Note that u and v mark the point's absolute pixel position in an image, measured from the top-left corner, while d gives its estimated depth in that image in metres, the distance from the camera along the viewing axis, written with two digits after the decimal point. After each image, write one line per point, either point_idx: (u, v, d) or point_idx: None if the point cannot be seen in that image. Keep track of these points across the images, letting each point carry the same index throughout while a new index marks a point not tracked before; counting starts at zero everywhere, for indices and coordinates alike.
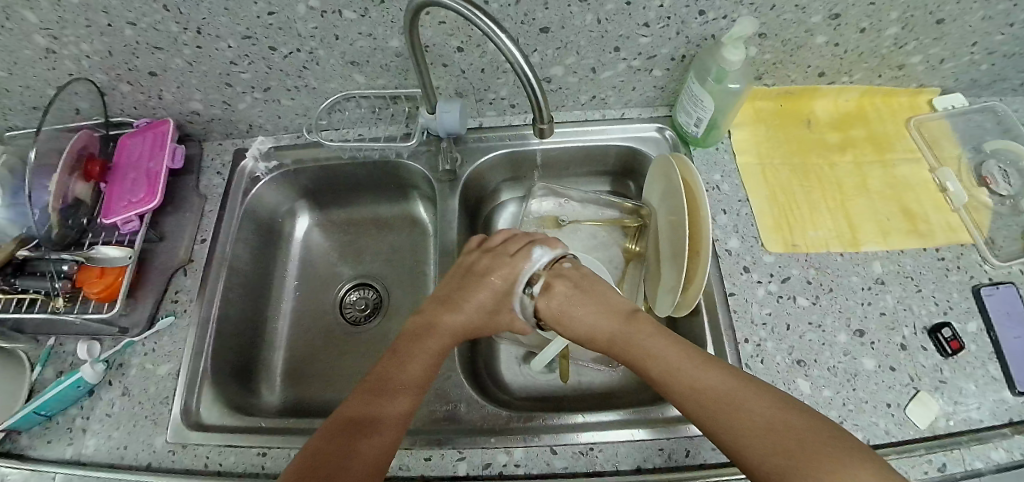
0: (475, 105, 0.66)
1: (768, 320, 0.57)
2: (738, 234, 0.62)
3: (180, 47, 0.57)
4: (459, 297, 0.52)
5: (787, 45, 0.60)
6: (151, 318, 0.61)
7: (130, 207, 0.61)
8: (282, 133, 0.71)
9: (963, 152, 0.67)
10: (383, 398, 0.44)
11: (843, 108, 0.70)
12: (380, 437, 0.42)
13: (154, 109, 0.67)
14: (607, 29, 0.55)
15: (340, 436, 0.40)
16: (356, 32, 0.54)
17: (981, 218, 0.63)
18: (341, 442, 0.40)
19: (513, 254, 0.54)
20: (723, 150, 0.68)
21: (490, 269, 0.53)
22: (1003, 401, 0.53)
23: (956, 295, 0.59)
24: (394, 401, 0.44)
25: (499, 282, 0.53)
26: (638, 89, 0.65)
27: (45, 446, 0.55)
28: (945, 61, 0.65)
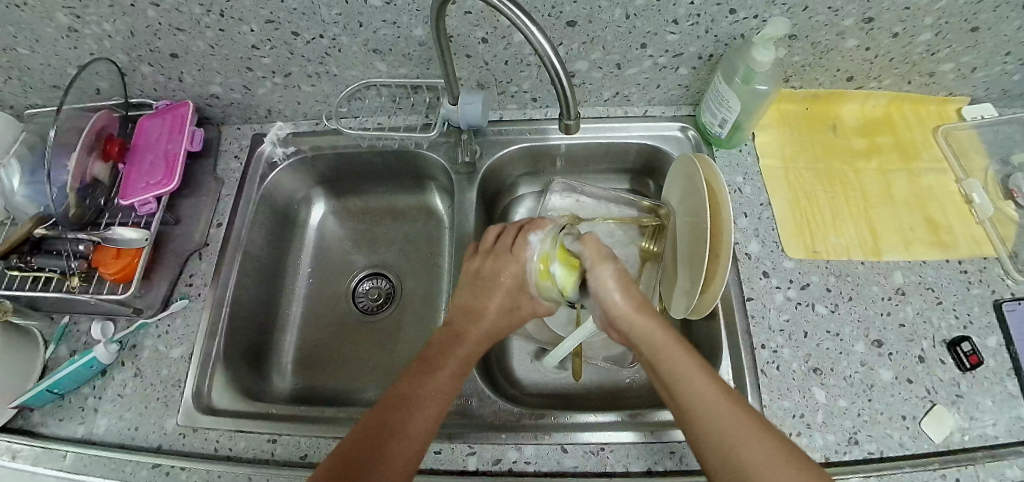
0: (497, 97, 0.65)
1: (785, 327, 0.57)
2: (758, 238, 0.62)
3: (202, 29, 0.56)
4: (478, 303, 0.53)
5: (817, 48, 0.59)
6: (165, 300, 0.61)
7: (148, 189, 0.60)
8: (300, 119, 0.71)
9: (991, 163, 0.66)
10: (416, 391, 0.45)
11: (870, 114, 0.69)
12: (415, 431, 0.43)
13: (174, 91, 0.67)
14: (636, 25, 0.54)
15: (389, 416, 0.43)
16: (380, 20, 0.53)
17: (1007, 231, 0.62)
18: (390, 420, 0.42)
19: (511, 248, 0.54)
20: (746, 152, 0.67)
21: (496, 270, 0.53)
22: (1021, 419, 0.52)
23: (977, 309, 0.58)
24: (428, 389, 0.45)
25: (509, 280, 0.53)
26: (662, 87, 0.64)
27: (58, 423, 0.55)
28: (977, 70, 0.63)
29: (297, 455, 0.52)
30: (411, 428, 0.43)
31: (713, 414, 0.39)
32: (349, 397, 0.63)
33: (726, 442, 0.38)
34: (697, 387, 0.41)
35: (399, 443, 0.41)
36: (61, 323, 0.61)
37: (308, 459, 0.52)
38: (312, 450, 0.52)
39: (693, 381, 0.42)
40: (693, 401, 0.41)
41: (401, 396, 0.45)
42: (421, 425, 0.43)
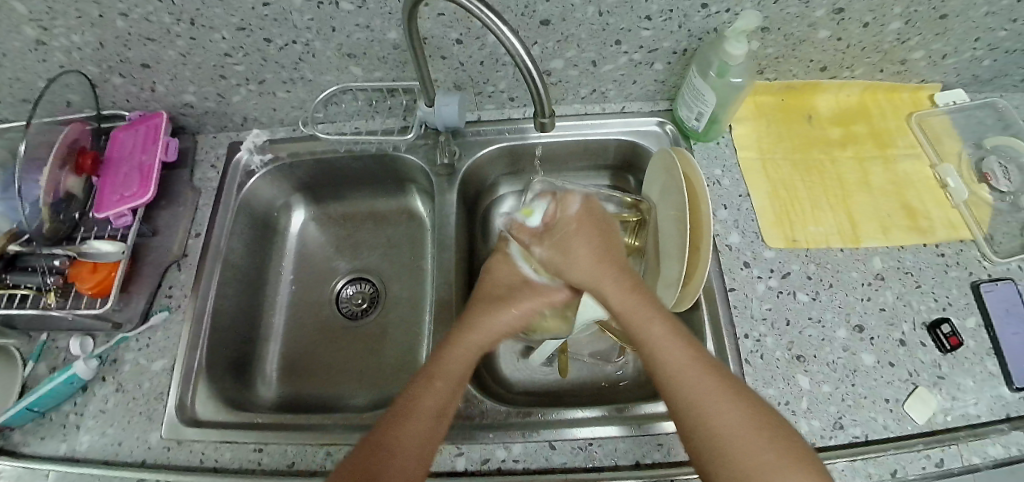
0: (474, 98, 0.65)
1: (767, 316, 0.57)
2: (738, 229, 0.62)
3: (173, 38, 0.56)
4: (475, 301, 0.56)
5: (789, 39, 0.59)
6: (145, 313, 0.60)
7: (123, 201, 0.60)
8: (277, 126, 0.70)
9: (963, 148, 0.67)
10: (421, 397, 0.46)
11: (844, 104, 0.70)
12: (415, 440, 0.43)
13: (147, 101, 0.66)
14: (609, 22, 0.54)
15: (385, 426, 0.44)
16: (353, 23, 0.53)
17: (982, 215, 0.63)
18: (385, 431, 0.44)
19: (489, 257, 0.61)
20: (723, 144, 0.67)
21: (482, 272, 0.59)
22: (1001, 397, 0.53)
23: (955, 291, 0.59)
24: (434, 395, 0.46)
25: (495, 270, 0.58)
26: (638, 83, 0.64)
27: (38, 443, 0.54)
28: (947, 57, 0.64)
29: (283, 464, 0.51)
30: (423, 434, 0.44)
31: (687, 381, 0.42)
32: (336, 404, 0.62)
33: (698, 408, 0.41)
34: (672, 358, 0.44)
35: (396, 455, 0.42)
36: (40, 340, 0.60)
37: (294, 468, 0.51)
38: (299, 457, 0.52)
39: (666, 350, 0.45)
40: (666, 371, 0.44)
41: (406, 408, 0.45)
42: (431, 428, 0.44)
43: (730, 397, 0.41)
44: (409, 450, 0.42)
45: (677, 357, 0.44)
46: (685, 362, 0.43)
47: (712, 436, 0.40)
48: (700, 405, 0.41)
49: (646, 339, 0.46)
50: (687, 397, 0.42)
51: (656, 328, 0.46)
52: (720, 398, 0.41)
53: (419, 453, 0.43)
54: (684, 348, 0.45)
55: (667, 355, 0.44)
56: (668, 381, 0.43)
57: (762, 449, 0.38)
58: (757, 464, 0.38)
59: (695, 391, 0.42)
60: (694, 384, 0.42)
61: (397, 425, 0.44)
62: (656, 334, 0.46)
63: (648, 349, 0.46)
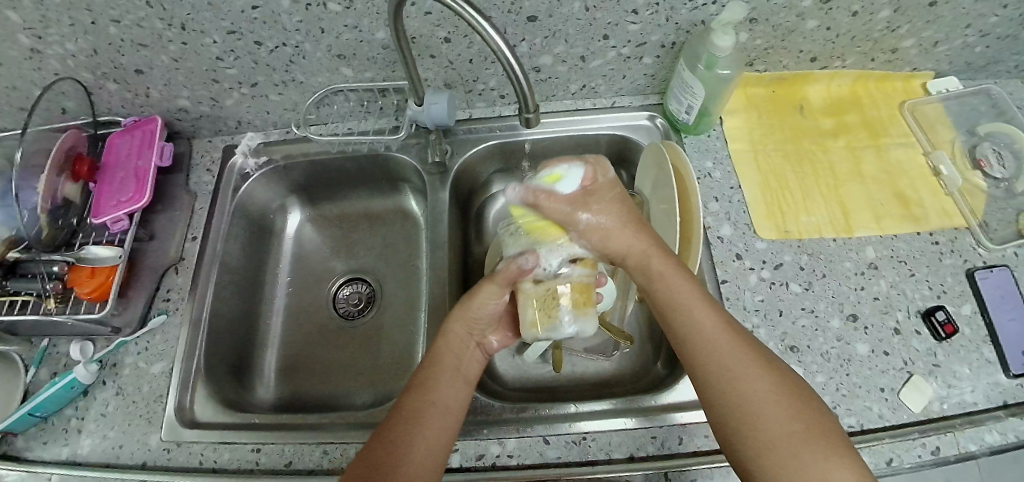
0: (464, 96, 0.65)
1: (760, 307, 0.57)
2: (730, 221, 0.62)
3: (165, 43, 0.56)
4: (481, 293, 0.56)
5: (778, 30, 0.59)
6: (143, 317, 0.61)
7: (120, 206, 0.60)
8: (271, 128, 0.71)
9: (957, 136, 0.67)
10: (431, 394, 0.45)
11: (835, 94, 0.70)
12: (433, 437, 0.43)
13: (142, 107, 0.67)
14: (596, 17, 0.54)
15: (399, 423, 0.43)
16: (342, 24, 0.53)
17: (976, 201, 0.62)
18: (400, 428, 0.43)
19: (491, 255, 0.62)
20: (714, 136, 0.68)
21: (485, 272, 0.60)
22: (997, 384, 0.53)
23: (950, 279, 0.58)
24: (445, 391, 0.46)
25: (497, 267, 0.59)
26: (628, 77, 0.65)
27: (41, 447, 0.55)
28: (939, 44, 0.64)
29: (281, 463, 0.52)
30: (436, 431, 0.44)
31: (718, 355, 0.42)
32: (334, 403, 0.63)
33: (733, 377, 0.41)
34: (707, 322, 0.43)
35: (414, 452, 0.42)
36: (41, 346, 0.61)
37: (292, 467, 0.52)
38: (296, 457, 0.52)
39: (700, 325, 0.43)
40: (698, 341, 0.43)
41: (414, 406, 0.45)
42: (444, 425, 0.44)
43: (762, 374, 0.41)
44: (423, 447, 0.42)
45: (711, 328, 0.43)
46: (721, 336, 0.43)
47: (739, 413, 0.39)
48: (733, 380, 0.41)
49: (683, 307, 0.44)
50: (716, 373, 0.41)
51: (687, 293, 0.44)
52: (753, 374, 0.41)
53: (433, 449, 0.43)
54: (719, 319, 0.44)
55: (700, 329, 0.43)
56: (699, 352, 0.43)
57: (795, 428, 0.38)
58: (787, 444, 0.37)
59: (724, 366, 0.41)
60: (725, 358, 0.41)
61: (406, 423, 0.43)
62: (687, 304, 0.44)
63: (680, 319, 0.44)
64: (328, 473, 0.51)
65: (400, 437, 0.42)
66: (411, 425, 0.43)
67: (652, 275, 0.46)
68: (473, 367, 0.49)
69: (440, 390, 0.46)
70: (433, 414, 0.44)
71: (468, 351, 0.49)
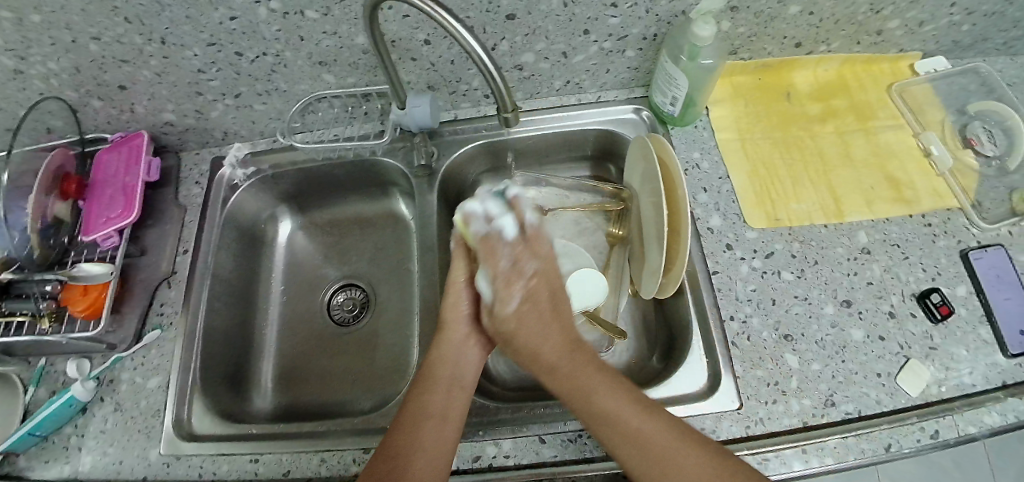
0: (449, 97, 0.65)
1: (754, 297, 0.57)
2: (720, 211, 0.62)
3: (146, 58, 0.56)
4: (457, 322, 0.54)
5: (760, 17, 0.59)
6: (138, 332, 0.61)
7: (110, 223, 0.61)
8: (257, 138, 0.71)
9: (947, 115, 0.67)
10: (425, 406, 0.46)
11: (822, 78, 0.69)
12: (435, 442, 0.43)
13: (128, 123, 0.67)
14: (575, 12, 0.54)
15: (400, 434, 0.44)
16: (321, 31, 0.53)
17: (968, 181, 0.62)
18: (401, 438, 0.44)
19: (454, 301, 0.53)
20: (702, 127, 0.67)
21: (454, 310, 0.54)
22: (995, 365, 0.53)
23: (944, 261, 0.58)
24: (437, 400, 0.47)
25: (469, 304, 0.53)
26: (612, 71, 0.64)
27: (41, 466, 0.55)
28: (923, 24, 0.64)
29: (279, 472, 0.52)
30: (437, 440, 0.44)
31: (632, 432, 0.41)
32: (333, 409, 0.63)
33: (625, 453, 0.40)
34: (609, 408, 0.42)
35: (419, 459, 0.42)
36: (39, 365, 0.61)
37: (291, 475, 0.52)
38: (294, 465, 0.52)
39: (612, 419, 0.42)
40: (594, 406, 0.42)
41: (410, 417, 0.45)
42: (443, 434, 0.44)
43: (668, 432, 0.41)
44: (426, 455, 0.42)
45: (627, 423, 0.41)
46: (632, 413, 0.41)
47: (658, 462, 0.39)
48: (658, 451, 0.40)
49: (593, 398, 0.43)
50: (639, 446, 0.40)
51: (600, 386, 0.43)
52: (673, 443, 0.40)
53: (437, 455, 0.43)
54: (618, 396, 0.42)
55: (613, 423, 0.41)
56: (611, 433, 0.41)
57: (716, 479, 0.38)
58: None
59: (644, 438, 0.40)
60: (646, 436, 0.40)
61: (405, 435, 0.44)
62: (603, 401, 0.42)
63: (580, 387, 0.44)
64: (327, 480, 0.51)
65: (400, 450, 0.43)
66: (408, 438, 0.43)
67: (568, 384, 0.44)
68: (467, 372, 0.50)
69: (432, 401, 0.46)
70: (430, 423, 0.45)
71: (455, 361, 0.50)
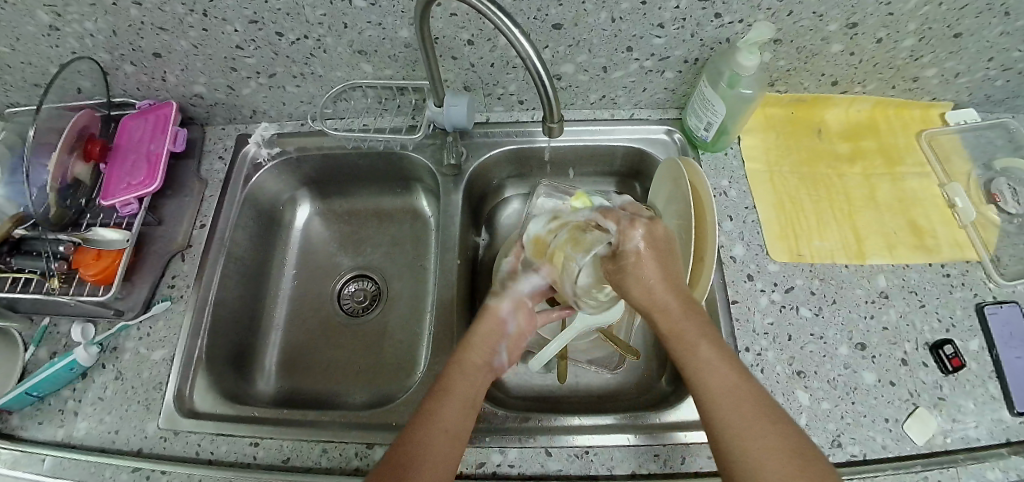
0: (484, 99, 0.65)
1: (769, 330, 0.57)
2: (743, 241, 0.62)
3: (185, 29, 0.55)
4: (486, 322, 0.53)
5: (801, 52, 0.60)
6: (147, 301, 0.60)
7: (129, 189, 0.60)
8: (286, 120, 0.70)
9: (973, 168, 0.67)
10: (439, 412, 0.44)
11: (854, 119, 0.70)
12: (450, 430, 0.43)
13: (157, 91, 0.66)
14: (621, 28, 0.54)
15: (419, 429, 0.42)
16: (365, 21, 0.53)
17: (989, 236, 0.62)
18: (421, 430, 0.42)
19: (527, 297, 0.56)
20: (732, 155, 0.67)
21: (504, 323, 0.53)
22: (1001, 421, 0.53)
23: (959, 312, 0.58)
24: (456, 416, 0.44)
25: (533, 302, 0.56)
26: (648, 90, 0.64)
27: (35, 427, 0.55)
28: (961, 75, 0.64)
29: (278, 460, 0.51)
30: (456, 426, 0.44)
31: (734, 403, 0.41)
32: (333, 400, 0.62)
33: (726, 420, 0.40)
34: (711, 376, 0.42)
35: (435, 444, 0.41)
36: (42, 324, 0.60)
37: (290, 464, 0.51)
38: (294, 453, 0.52)
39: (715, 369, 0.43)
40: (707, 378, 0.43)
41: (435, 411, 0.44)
42: (464, 423, 0.44)
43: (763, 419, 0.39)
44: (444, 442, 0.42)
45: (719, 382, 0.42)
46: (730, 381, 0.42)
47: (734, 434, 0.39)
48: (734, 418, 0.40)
49: (695, 368, 0.44)
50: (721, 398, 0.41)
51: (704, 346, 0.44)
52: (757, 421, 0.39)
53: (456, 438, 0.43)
54: (731, 371, 0.43)
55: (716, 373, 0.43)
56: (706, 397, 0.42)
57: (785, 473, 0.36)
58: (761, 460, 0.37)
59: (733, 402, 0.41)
60: (750, 423, 0.39)
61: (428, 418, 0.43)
62: (705, 359, 0.44)
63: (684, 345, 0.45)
64: (326, 472, 0.51)
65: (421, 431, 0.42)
66: (429, 426, 0.43)
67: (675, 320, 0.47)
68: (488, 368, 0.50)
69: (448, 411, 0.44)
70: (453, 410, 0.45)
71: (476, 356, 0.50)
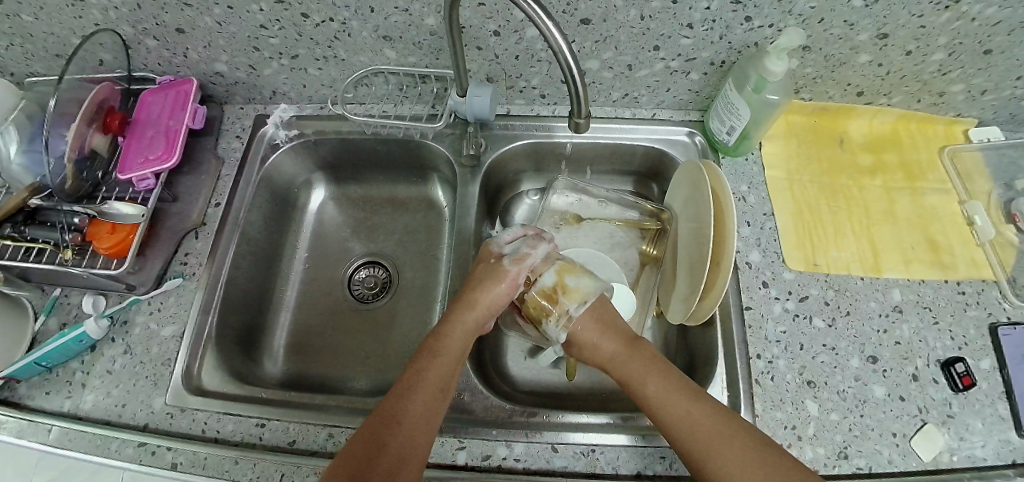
0: (506, 91, 0.65)
1: (781, 339, 0.56)
2: (760, 247, 0.62)
3: (210, 6, 0.55)
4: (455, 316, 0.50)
5: (829, 61, 0.59)
6: (159, 277, 0.60)
7: (147, 164, 0.60)
8: (305, 103, 0.70)
9: (994, 187, 0.66)
10: (400, 407, 0.42)
11: (876, 131, 0.69)
12: (411, 423, 0.41)
13: (178, 67, 0.66)
14: (650, 27, 0.53)
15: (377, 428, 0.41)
16: (392, 6, 0.52)
17: (1007, 256, 0.61)
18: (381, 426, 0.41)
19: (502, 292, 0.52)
20: (752, 161, 0.67)
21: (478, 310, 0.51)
22: (1008, 442, 0.52)
23: (972, 331, 0.57)
24: (420, 405, 0.43)
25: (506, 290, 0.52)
26: (672, 91, 0.64)
27: (44, 397, 0.55)
28: (987, 92, 0.63)
29: (284, 441, 0.51)
30: (421, 418, 0.42)
31: (700, 435, 0.42)
32: (339, 385, 0.62)
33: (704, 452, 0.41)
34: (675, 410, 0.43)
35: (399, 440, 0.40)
36: (53, 295, 0.60)
37: (296, 446, 0.51)
38: (300, 436, 0.52)
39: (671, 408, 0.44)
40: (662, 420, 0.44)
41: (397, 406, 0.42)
42: (431, 414, 0.43)
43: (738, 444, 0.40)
44: (411, 425, 0.41)
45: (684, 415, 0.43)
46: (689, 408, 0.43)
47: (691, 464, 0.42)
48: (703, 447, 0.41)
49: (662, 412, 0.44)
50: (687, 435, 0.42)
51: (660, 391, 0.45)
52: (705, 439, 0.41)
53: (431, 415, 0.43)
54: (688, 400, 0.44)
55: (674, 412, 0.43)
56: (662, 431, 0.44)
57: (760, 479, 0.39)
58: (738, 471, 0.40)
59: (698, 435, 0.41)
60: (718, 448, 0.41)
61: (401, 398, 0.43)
62: (662, 399, 0.44)
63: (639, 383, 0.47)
64: (331, 456, 0.50)
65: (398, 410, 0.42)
66: (394, 423, 0.41)
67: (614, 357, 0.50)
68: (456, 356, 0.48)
69: (412, 404, 0.42)
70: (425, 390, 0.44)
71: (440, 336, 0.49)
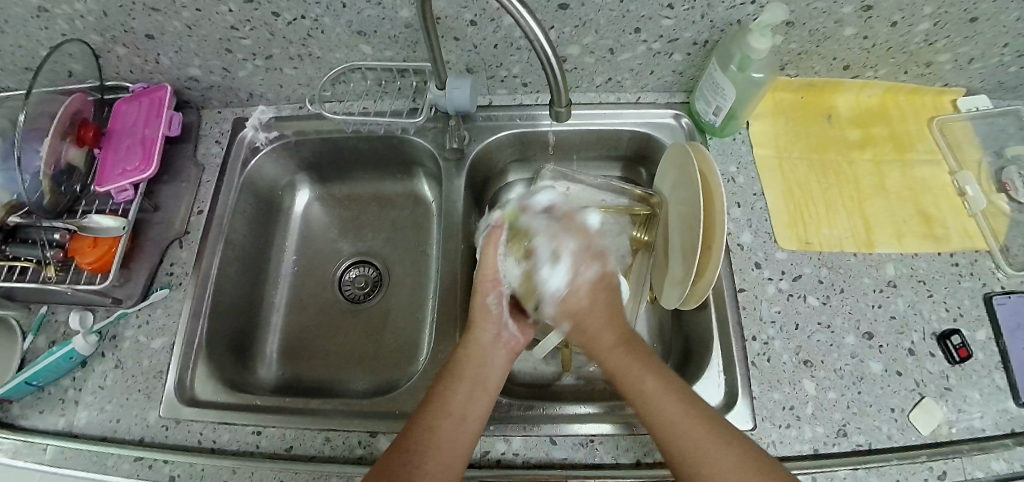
0: (486, 82, 0.63)
1: (776, 319, 0.56)
2: (751, 228, 0.61)
3: (178, 9, 0.53)
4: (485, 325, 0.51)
5: (814, 35, 0.58)
6: (145, 290, 0.59)
7: (125, 175, 0.58)
8: (284, 103, 0.69)
9: (985, 156, 0.65)
10: (431, 422, 0.44)
11: (864, 104, 0.68)
12: (450, 438, 0.43)
13: (151, 74, 0.64)
14: (629, 9, 0.52)
15: (411, 442, 0.42)
16: (364, 0, 0.51)
17: (1000, 225, 0.61)
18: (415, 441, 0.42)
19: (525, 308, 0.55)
20: (740, 140, 0.66)
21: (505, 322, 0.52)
22: (1006, 411, 0.52)
23: (967, 302, 0.57)
24: (451, 426, 0.44)
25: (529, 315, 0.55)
26: (656, 73, 0.63)
27: (36, 416, 0.54)
28: (974, 61, 0.62)
29: (282, 448, 0.51)
30: (455, 439, 0.43)
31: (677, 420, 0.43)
32: (336, 388, 0.62)
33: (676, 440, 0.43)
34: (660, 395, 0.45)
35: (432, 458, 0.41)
36: (40, 312, 0.60)
37: (293, 452, 0.51)
38: (297, 442, 0.51)
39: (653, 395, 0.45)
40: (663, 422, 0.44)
41: (428, 425, 0.43)
42: (468, 426, 0.44)
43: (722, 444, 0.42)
44: (445, 447, 0.42)
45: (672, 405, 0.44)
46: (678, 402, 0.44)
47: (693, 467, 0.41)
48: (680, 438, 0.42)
49: (636, 385, 0.47)
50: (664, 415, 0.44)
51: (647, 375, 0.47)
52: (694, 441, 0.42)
53: (456, 448, 0.43)
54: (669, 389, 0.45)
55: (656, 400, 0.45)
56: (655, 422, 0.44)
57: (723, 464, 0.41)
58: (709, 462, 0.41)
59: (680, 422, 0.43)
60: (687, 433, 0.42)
61: (426, 431, 0.43)
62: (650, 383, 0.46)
63: (630, 377, 0.48)
64: (328, 461, 0.50)
65: (422, 441, 0.42)
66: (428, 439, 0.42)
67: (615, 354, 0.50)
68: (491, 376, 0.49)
69: (441, 426, 0.43)
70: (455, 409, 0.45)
71: (483, 360, 0.49)
